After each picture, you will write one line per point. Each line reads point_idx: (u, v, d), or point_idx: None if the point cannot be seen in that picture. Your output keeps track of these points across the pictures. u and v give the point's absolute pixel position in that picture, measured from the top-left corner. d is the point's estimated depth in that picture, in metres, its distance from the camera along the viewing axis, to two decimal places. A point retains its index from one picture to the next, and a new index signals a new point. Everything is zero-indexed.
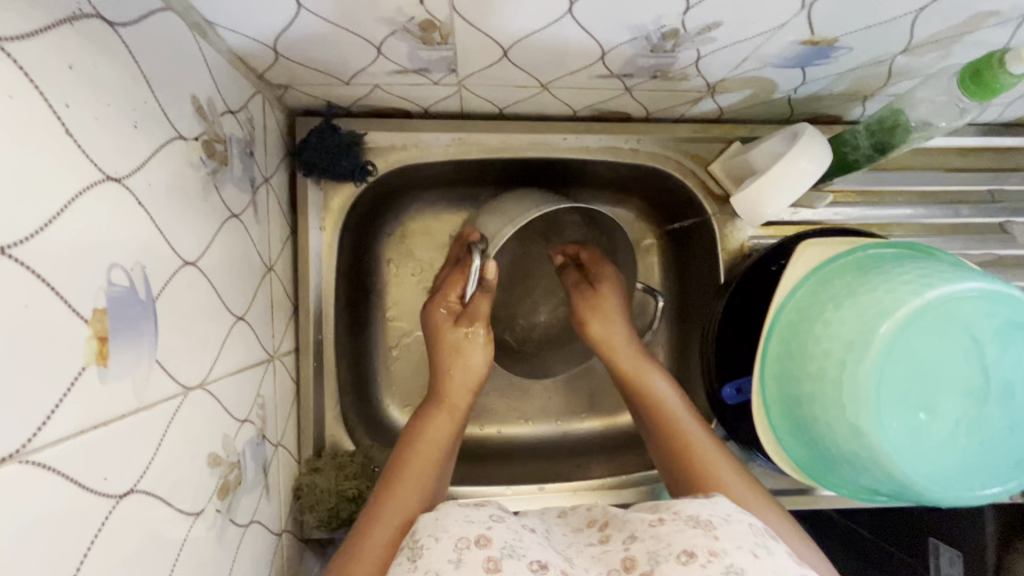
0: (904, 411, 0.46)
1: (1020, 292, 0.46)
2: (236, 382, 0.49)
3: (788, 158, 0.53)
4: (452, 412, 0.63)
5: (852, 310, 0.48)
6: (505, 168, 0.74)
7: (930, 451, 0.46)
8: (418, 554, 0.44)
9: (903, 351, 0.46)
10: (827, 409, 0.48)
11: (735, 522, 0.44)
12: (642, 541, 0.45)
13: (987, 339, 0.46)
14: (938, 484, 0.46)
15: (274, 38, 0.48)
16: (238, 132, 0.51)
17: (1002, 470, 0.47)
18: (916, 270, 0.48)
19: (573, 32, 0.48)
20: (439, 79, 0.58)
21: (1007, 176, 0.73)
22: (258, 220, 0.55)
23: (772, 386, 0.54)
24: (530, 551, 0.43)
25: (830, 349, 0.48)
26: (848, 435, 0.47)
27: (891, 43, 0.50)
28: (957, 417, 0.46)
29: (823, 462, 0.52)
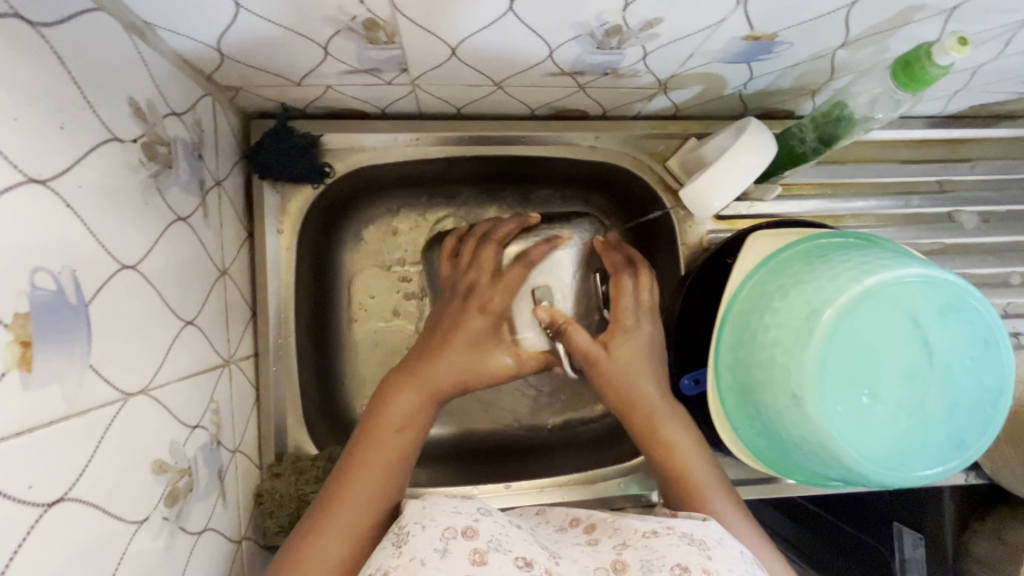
0: (848, 393, 0.47)
1: (958, 277, 0.47)
2: (185, 387, 0.48)
3: (734, 150, 0.53)
4: (435, 384, 0.57)
5: (798, 299, 0.49)
6: (468, 167, 0.75)
7: (873, 433, 0.47)
8: (403, 539, 0.45)
9: (845, 334, 0.47)
10: (776, 395, 0.49)
11: (727, 547, 0.47)
12: (637, 548, 0.47)
13: (925, 320, 0.48)
14: (881, 466, 0.47)
15: (216, 41, 0.47)
16: (184, 134, 0.51)
17: (942, 449, 0.49)
18: (858, 258, 0.49)
19: (517, 29, 0.48)
20: (391, 79, 0.58)
21: (953, 167, 0.76)
22: (208, 223, 0.55)
23: (727, 375, 0.55)
24: (514, 547, 0.45)
25: (778, 338, 0.49)
26: (796, 420, 0.48)
27: (829, 39, 0.51)
28: (900, 399, 0.47)
29: (776, 448, 0.53)
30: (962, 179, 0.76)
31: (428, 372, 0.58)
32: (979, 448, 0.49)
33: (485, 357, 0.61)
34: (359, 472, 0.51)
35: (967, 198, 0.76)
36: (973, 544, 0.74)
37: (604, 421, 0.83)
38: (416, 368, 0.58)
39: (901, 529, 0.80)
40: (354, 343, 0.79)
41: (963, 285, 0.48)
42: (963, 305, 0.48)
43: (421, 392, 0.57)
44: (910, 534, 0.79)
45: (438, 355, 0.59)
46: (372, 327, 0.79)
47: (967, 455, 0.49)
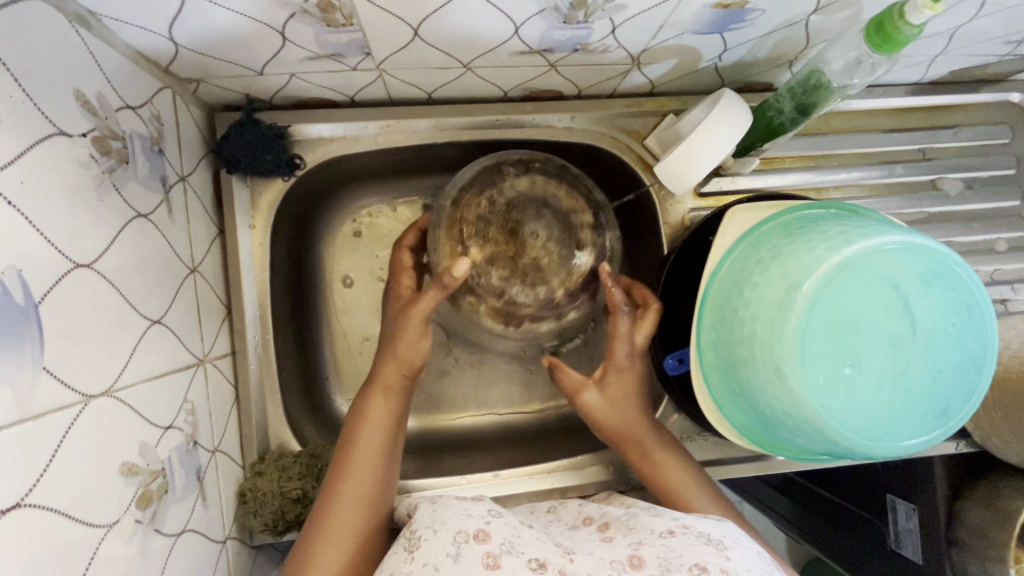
0: (831, 366, 0.46)
1: (939, 244, 0.47)
2: (155, 388, 0.47)
3: (707, 124, 0.52)
4: (388, 391, 0.59)
5: (778, 272, 0.48)
6: (444, 153, 0.73)
7: (856, 406, 0.46)
8: (414, 545, 0.47)
9: (826, 306, 0.46)
10: (759, 370, 0.48)
11: (743, 547, 0.47)
12: (654, 547, 0.47)
13: (906, 290, 0.47)
14: (865, 438, 0.46)
15: (169, 30, 0.46)
16: (142, 129, 0.49)
17: (927, 418, 0.48)
18: (837, 228, 0.49)
19: (478, 4, 0.47)
20: (356, 64, 0.56)
21: (939, 134, 0.75)
22: (174, 220, 0.53)
23: (710, 352, 0.54)
24: (527, 549, 0.45)
25: (758, 313, 0.48)
26: (779, 394, 0.47)
27: (800, 5, 0.50)
28: (883, 369, 0.47)
29: (760, 424, 0.52)
30: (945, 146, 0.75)
31: (382, 379, 0.59)
32: (964, 416, 0.49)
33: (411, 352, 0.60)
34: (345, 486, 0.54)
35: (951, 165, 0.75)
36: (964, 510, 0.74)
37: None
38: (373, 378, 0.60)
39: (894, 501, 0.80)
40: (337, 338, 0.78)
41: (946, 252, 0.47)
42: (945, 272, 0.47)
43: (385, 399, 0.59)
44: (902, 505, 0.79)
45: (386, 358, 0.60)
46: (353, 320, 0.78)
47: (952, 424, 0.49)
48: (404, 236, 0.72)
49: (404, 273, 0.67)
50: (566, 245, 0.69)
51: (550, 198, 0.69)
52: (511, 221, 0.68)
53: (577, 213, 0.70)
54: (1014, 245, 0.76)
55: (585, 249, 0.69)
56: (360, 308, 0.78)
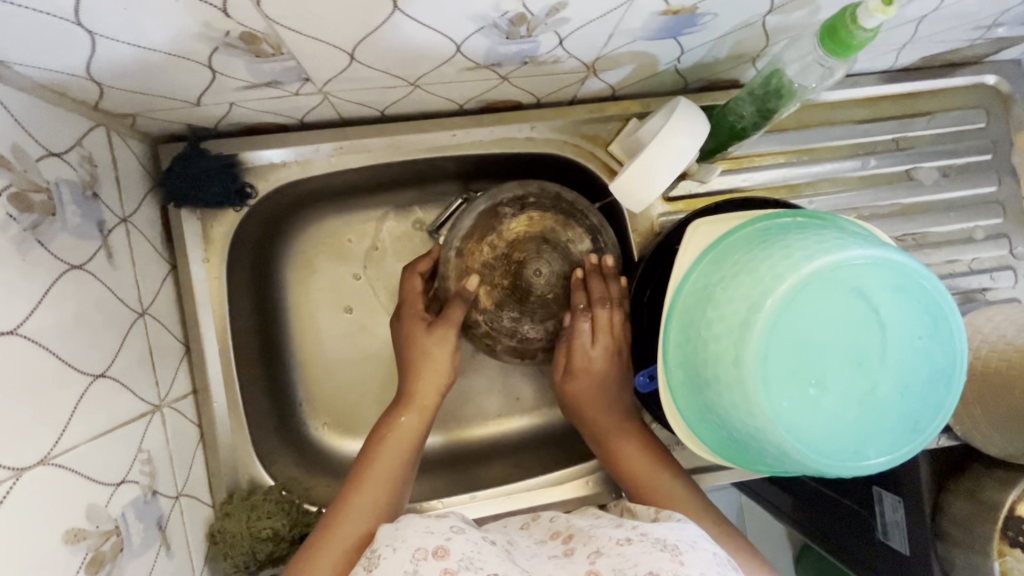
0: (796, 387, 0.45)
1: (905, 255, 0.45)
2: (103, 445, 0.45)
3: (664, 135, 0.50)
4: (422, 407, 0.64)
5: (739, 291, 0.47)
6: (405, 169, 0.71)
7: (823, 427, 0.45)
8: (373, 563, 0.45)
9: (790, 325, 0.45)
10: (724, 392, 0.47)
11: (699, 549, 0.45)
12: (610, 558, 0.45)
13: (874, 303, 0.45)
14: (834, 457, 0.45)
15: (86, 71, 0.43)
16: (70, 174, 0.47)
17: (896, 433, 0.47)
18: (799, 242, 0.47)
19: (411, 26, 0.44)
20: (296, 90, 0.54)
21: (911, 123, 0.73)
22: (116, 265, 0.51)
23: (677, 371, 0.52)
24: (486, 564, 0.44)
25: (721, 334, 0.47)
26: (745, 417, 0.46)
27: (754, 6, 0.48)
28: (849, 388, 0.45)
29: (729, 442, 0.51)
30: (919, 135, 0.73)
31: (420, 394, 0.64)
32: (935, 429, 0.48)
33: (438, 364, 0.65)
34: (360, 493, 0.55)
35: (925, 153, 0.73)
36: (948, 504, 0.73)
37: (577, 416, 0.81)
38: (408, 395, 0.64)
39: (880, 494, 0.80)
40: (306, 363, 0.76)
41: (914, 263, 0.45)
42: (912, 285, 0.45)
43: (416, 416, 0.63)
44: (889, 497, 0.79)
45: (421, 372, 0.64)
46: (323, 344, 0.77)
47: (923, 438, 0.48)
48: (417, 262, 0.73)
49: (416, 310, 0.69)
50: (567, 281, 0.72)
51: (548, 234, 0.73)
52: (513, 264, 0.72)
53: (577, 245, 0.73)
54: (992, 233, 0.74)
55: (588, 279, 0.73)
56: (330, 332, 0.77)
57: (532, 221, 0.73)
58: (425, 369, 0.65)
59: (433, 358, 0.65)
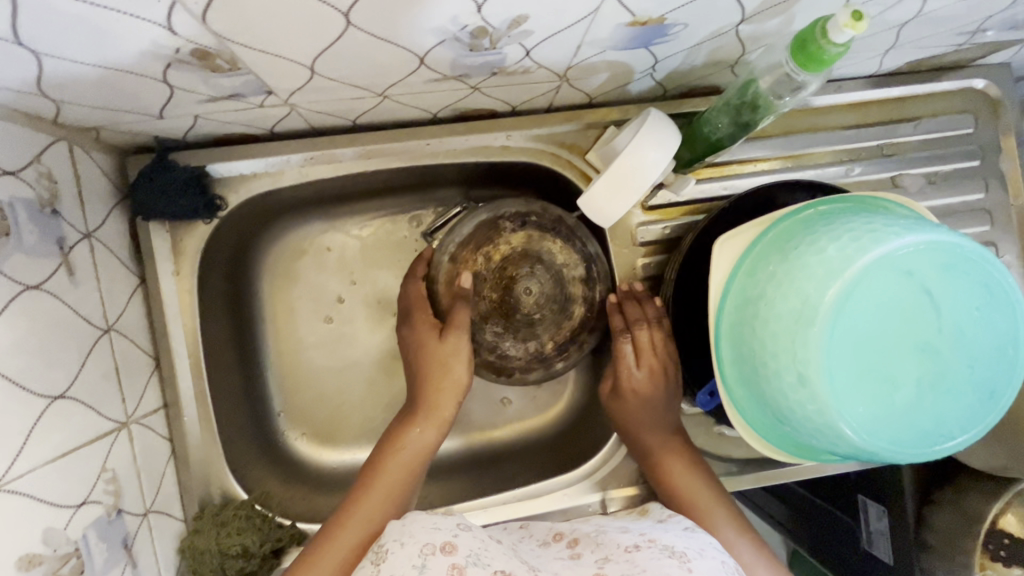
0: (866, 390, 0.45)
1: (944, 232, 0.44)
2: (62, 467, 0.45)
3: (632, 149, 0.49)
4: (438, 416, 0.61)
5: (783, 306, 0.47)
6: (382, 178, 0.70)
7: (900, 420, 0.46)
8: (382, 558, 0.45)
9: (845, 330, 0.45)
10: (793, 409, 0.47)
11: (708, 557, 0.45)
12: (618, 564, 0.44)
13: (924, 285, 0.45)
14: (916, 445, 0.46)
15: (38, 89, 0.42)
16: (27, 192, 0.46)
17: (976, 407, 0.46)
18: (831, 241, 0.47)
19: (369, 40, 0.43)
20: (261, 102, 0.53)
21: (897, 128, 0.72)
22: (79, 282, 0.51)
23: (738, 389, 0.53)
24: (493, 561, 0.44)
25: (776, 352, 0.47)
26: (820, 430, 0.46)
27: (725, 16, 0.46)
28: (918, 376, 0.45)
29: (809, 447, 0.51)
30: (905, 141, 0.72)
31: (431, 405, 0.61)
32: (1014, 393, 0.47)
33: (458, 380, 0.62)
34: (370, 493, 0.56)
35: (911, 160, 0.72)
36: (932, 515, 0.72)
37: (559, 424, 0.80)
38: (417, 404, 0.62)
39: (865, 502, 0.79)
40: (285, 373, 0.76)
41: (955, 238, 0.44)
42: (957, 261, 0.45)
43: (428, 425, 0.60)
44: (874, 507, 0.78)
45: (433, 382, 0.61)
46: (301, 354, 0.76)
47: (1004, 404, 0.47)
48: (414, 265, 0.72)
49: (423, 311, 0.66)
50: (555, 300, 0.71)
51: (541, 252, 0.71)
52: (505, 278, 0.70)
53: (569, 267, 0.71)
54: (979, 241, 0.73)
55: (577, 303, 0.72)
56: (309, 341, 0.76)
57: (529, 239, 0.71)
58: (444, 374, 0.62)
59: (456, 364, 0.62)
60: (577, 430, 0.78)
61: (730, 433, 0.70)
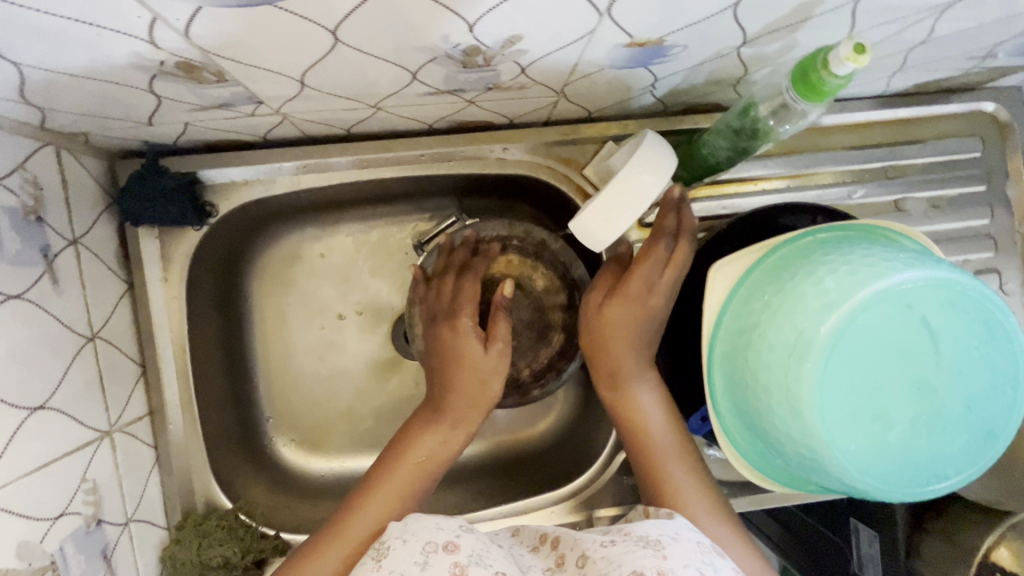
0: (860, 428, 0.44)
1: (943, 267, 0.43)
2: (39, 479, 0.44)
3: (628, 170, 0.47)
4: (458, 416, 0.56)
5: (776, 339, 0.46)
6: (376, 187, 0.70)
7: (895, 459, 0.45)
8: (382, 554, 0.44)
9: (840, 366, 0.44)
10: (786, 442, 0.47)
11: (683, 540, 0.44)
12: (596, 562, 0.43)
13: (921, 322, 0.44)
14: (909, 485, 0.45)
15: (21, 96, 0.42)
16: (10, 200, 0.46)
17: (972, 448, 0.45)
18: (828, 272, 0.46)
19: (359, 56, 0.42)
20: (252, 111, 0.52)
21: (902, 150, 0.70)
22: (63, 289, 0.50)
23: (731, 418, 0.52)
24: (495, 562, 0.43)
25: (769, 385, 0.46)
26: (812, 465, 0.46)
27: (725, 39, 0.45)
28: (915, 415, 0.44)
29: (799, 479, 0.50)
30: (910, 163, 0.70)
31: (455, 404, 0.56)
32: (1012, 433, 0.46)
33: (483, 373, 0.57)
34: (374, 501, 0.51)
35: (915, 183, 0.70)
36: (923, 545, 0.71)
37: (549, 439, 0.79)
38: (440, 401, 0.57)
39: (857, 525, 0.78)
40: (273, 380, 0.75)
41: (954, 275, 0.43)
42: (957, 298, 0.44)
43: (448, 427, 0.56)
44: (865, 530, 0.77)
45: (464, 370, 0.56)
46: (291, 361, 0.76)
47: (1001, 444, 0.46)
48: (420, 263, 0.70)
49: (460, 312, 0.60)
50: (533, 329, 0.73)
51: (523, 278, 0.72)
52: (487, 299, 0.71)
53: (550, 294, 0.73)
54: (982, 268, 0.72)
55: (556, 330, 0.73)
56: (299, 348, 0.76)
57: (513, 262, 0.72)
58: (469, 366, 0.57)
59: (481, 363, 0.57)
60: (566, 445, 0.77)
61: (718, 455, 0.69)
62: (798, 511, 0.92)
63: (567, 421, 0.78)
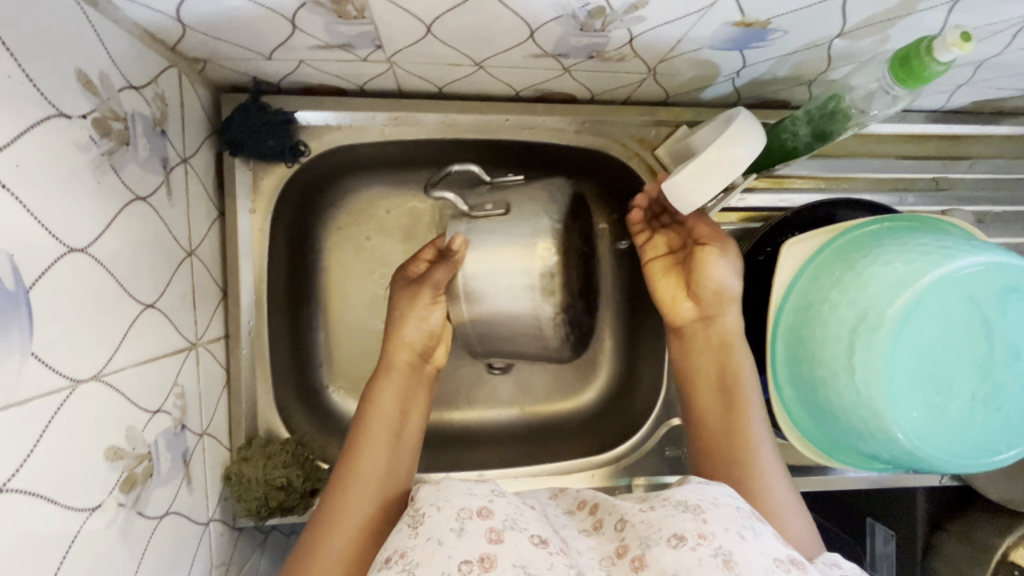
0: (921, 399, 0.47)
1: (1014, 257, 0.46)
2: (144, 372, 0.47)
3: (721, 144, 0.51)
4: (400, 376, 0.60)
5: (848, 311, 0.49)
6: (454, 148, 0.73)
7: (950, 432, 0.48)
8: (419, 521, 0.43)
9: (908, 340, 0.47)
10: (846, 410, 0.49)
11: (723, 505, 0.42)
12: (635, 526, 0.42)
13: (983, 307, 0.47)
14: (964, 456, 0.48)
15: (177, 12, 0.45)
16: (144, 109, 0.48)
17: (1021, 427, 0.49)
18: (901, 254, 0.48)
19: (493, 5, 0.45)
20: (367, 55, 0.55)
21: (954, 165, 0.74)
22: (174, 202, 0.53)
23: (789, 387, 0.55)
24: (530, 525, 0.42)
25: (837, 354, 0.49)
26: (870, 432, 0.49)
27: (825, 27, 0.48)
28: (972, 391, 0.48)
29: (852, 449, 0.53)
30: (959, 178, 0.74)
31: (396, 367, 0.60)
32: None
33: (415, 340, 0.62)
34: (368, 446, 0.54)
35: (962, 197, 0.74)
36: (941, 542, 0.74)
37: (586, 409, 0.82)
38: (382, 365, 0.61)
39: (873, 525, 0.82)
40: (329, 326, 0.78)
41: None
42: (1021, 285, 0.47)
43: (400, 387, 0.59)
44: (882, 530, 0.81)
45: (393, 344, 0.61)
46: (350, 309, 0.78)
47: None
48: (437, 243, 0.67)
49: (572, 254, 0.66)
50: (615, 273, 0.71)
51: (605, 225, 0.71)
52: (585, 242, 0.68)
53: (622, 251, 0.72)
54: None
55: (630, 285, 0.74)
56: (357, 297, 0.78)
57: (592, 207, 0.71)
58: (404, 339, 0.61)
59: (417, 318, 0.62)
60: (604, 417, 0.80)
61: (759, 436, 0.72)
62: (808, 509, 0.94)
63: (606, 394, 0.82)
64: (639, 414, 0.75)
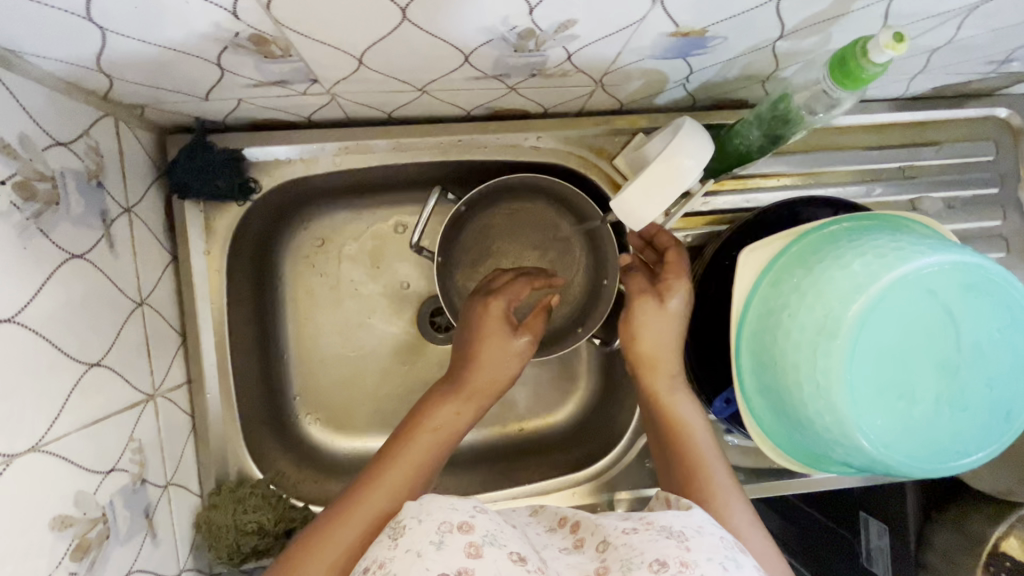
0: (885, 404, 0.46)
1: (971, 254, 0.45)
2: (92, 434, 0.46)
3: (667, 155, 0.50)
4: (472, 399, 0.59)
5: (807, 319, 0.48)
6: (411, 171, 0.72)
7: (918, 436, 0.47)
8: (399, 532, 0.41)
9: (868, 343, 0.46)
10: (811, 419, 0.48)
11: (707, 534, 0.40)
12: (617, 549, 0.40)
13: (946, 304, 0.46)
14: (932, 460, 0.47)
15: (96, 65, 0.44)
16: (76, 164, 0.48)
17: (990, 425, 0.48)
18: (856, 256, 0.47)
19: (419, 35, 0.44)
20: (304, 90, 0.54)
21: (919, 151, 0.73)
22: (117, 254, 0.52)
23: (755, 396, 0.54)
24: (510, 542, 0.40)
25: (798, 363, 0.48)
26: (837, 440, 0.48)
27: (765, 30, 0.47)
28: (937, 393, 0.47)
29: (824, 456, 0.52)
30: (926, 164, 0.73)
31: (471, 387, 0.59)
32: None
33: (487, 369, 0.61)
34: (398, 462, 0.53)
35: (931, 183, 0.73)
36: (933, 535, 0.73)
37: (566, 423, 0.81)
38: (458, 383, 0.60)
39: (867, 519, 0.80)
40: (300, 358, 0.77)
41: (981, 261, 0.45)
42: (979, 281, 0.46)
43: (462, 405, 0.59)
44: (875, 524, 0.79)
45: (478, 365, 0.61)
46: (319, 340, 0.77)
47: (1017, 424, 0.48)
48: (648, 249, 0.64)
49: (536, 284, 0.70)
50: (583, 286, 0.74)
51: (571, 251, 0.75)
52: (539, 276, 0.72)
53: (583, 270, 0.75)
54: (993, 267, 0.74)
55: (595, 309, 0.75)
56: (326, 327, 0.77)
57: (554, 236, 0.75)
58: (482, 362, 0.61)
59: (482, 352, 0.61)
60: (585, 430, 0.79)
61: (738, 442, 0.71)
62: (801, 503, 0.93)
63: (585, 407, 0.81)
64: (618, 426, 0.74)
